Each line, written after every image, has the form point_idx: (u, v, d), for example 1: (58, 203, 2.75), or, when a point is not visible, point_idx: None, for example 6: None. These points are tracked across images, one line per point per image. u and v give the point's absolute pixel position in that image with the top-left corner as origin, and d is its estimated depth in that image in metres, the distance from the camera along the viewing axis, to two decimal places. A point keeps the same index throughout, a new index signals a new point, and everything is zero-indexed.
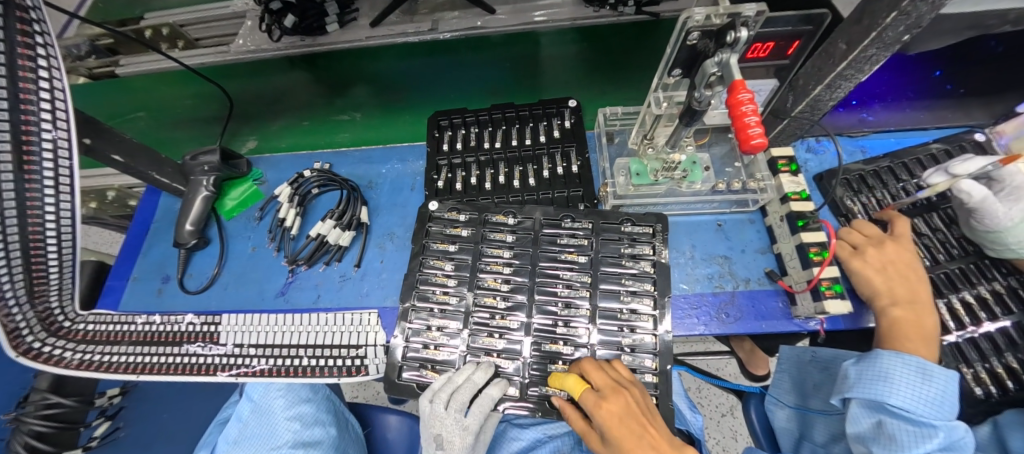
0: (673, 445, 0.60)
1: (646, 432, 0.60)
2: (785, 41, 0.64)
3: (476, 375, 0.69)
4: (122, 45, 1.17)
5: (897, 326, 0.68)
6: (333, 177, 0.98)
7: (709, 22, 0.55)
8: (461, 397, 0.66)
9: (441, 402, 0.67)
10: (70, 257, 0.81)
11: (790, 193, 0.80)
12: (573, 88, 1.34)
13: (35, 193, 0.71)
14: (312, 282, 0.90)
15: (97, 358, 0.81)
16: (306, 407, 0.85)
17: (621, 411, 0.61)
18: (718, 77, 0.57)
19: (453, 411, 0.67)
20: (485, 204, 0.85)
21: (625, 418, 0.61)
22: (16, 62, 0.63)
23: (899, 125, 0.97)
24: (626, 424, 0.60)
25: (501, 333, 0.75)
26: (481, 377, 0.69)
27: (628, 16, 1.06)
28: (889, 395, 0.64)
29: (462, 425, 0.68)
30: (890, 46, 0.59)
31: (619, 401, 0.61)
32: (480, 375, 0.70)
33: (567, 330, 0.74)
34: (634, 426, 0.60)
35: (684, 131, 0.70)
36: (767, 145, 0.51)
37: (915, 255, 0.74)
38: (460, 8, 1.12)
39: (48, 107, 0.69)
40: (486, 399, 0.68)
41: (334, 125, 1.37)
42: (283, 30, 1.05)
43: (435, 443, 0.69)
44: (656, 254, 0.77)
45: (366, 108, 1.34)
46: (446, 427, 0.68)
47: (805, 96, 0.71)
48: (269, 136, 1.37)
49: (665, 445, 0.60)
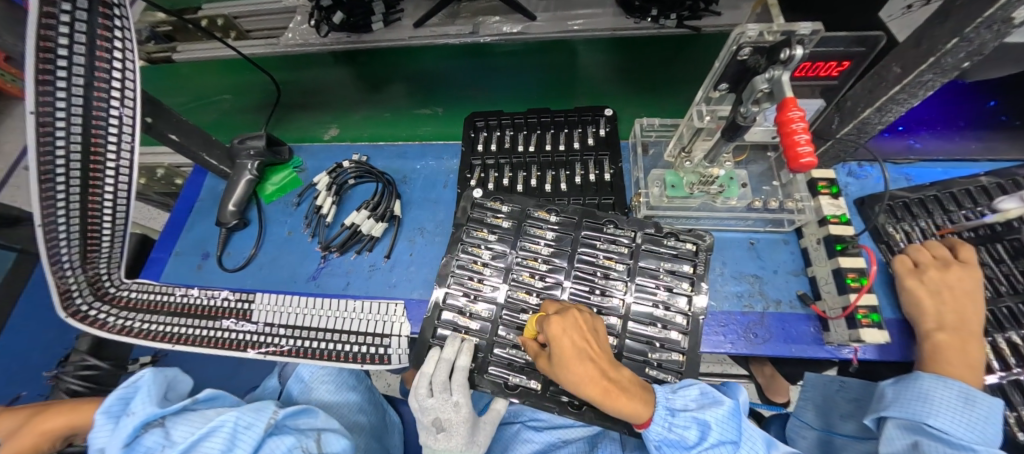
0: (612, 363, 0.63)
1: (587, 345, 0.61)
2: (835, 62, 0.63)
3: (446, 352, 0.71)
4: (179, 33, 1.27)
5: (937, 349, 0.67)
6: (370, 169, 1.00)
7: (762, 38, 0.54)
8: (440, 378, 0.69)
9: (424, 395, 0.70)
10: (122, 226, 0.86)
11: (829, 216, 0.78)
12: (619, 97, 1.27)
13: (99, 161, 0.77)
14: (343, 269, 0.93)
15: (136, 325, 0.85)
16: (351, 395, 0.89)
17: (567, 325, 0.62)
18: (766, 93, 0.55)
19: (438, 393, 0.69)
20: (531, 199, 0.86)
21: (570, 330, 0.62)
22: (96, 42, 0.68)
23: (948, 155, 0.92)
24: (570, 336, 0.61)
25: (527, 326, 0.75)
26: (449, 352, 0.71)
27: (668, 29, 1.11)
28: (928, 415, 0.63)
29: (452, 402, 0.70)
30: (948, 72, 0.58)
31: (569, 319, 0.63)
32: (450, 351, 0.72)
33: None
34: (575, 336, 0.61)
35: (725, 146, 0.69)
36: (817, 165, 0.48)
37: (980, 285, 0.70)
38: (502, 14, 1.16)
39: (118, 86, 0.73)
40: (460, 372, 0.70)
41: (415, 119, 1.28)
42: (331, 26, 1.11)
43: (435, 429, 0.71)
44: (695, 272, 0.76)
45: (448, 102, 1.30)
46: (440, 410, 0.70)
47: (852, 117, 0.71)
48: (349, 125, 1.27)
49: (603, 360, 0.62)
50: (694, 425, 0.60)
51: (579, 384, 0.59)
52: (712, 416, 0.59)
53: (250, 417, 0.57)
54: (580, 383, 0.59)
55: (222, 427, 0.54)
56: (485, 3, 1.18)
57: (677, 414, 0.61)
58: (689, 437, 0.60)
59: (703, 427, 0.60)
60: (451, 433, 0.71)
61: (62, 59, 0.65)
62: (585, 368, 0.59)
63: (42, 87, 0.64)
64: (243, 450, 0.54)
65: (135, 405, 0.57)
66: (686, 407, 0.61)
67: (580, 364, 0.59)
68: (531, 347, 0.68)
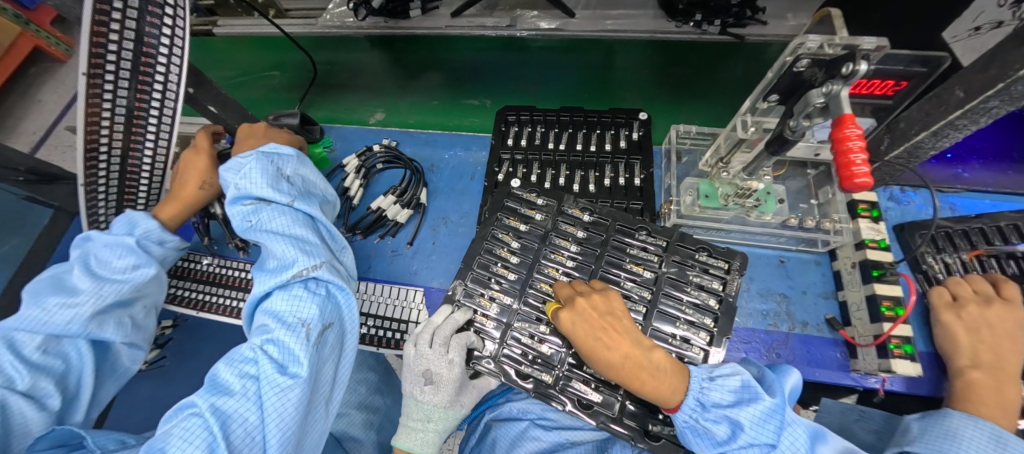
0: (640, 346, 0.62)
1: (601, 334, 0.63)
2: (895, 81, 0.60)
3: (457, 314, 0.73)
4: (221, 7, 1.31)
5: (968, 387, 0.64)
6: (399, 156, 1.00)
7: (822, 50, 0.52)
8: (443, 333, 0.70)
9: (425, 343, 0.70)
10: (156, 192, 0.89)
11: (867, 240, 0.76)
12: (657, 98, 1.26)
13: (140, 125, 0.78)
14: (365, 251, 0.94)
15: (166, 289, 0.89)
16: (370, 374, 0.99)
17: (577, 317, 0.65)
18: (820, 108, 0.53)
19: (436, 347, 0.69)
20: (565, 195, 0.86)
21: (578, 323, 0.64)
22: (147, 8, 0.68)
23: (999, 187, 0.89)
24: (581, 327, 0.64)
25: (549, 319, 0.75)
26: (461, 317, 0.73)
27: (711, 36, 1.10)
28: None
29: (447, 359, 0.70)
30: (1016, 100, 0.55)
31: (574, 310, 0.65)
32: (461, 315, 0.74)
33: None
34: (593, 326, 0.63)
35: (766, 160, 0.67)
36: (872, 185, 0.46)
37: None
38: (541, 9, 1.15)
39: (164, 53, 0.74)
40: (464, 338, 0.71)
41: (464, 110, 1.28)
42: (370, 10, 1.12)
43: (424, 379, 0.72)
44: (724, 291, 0.74)
45: (496, 94, 1.30)
46: (433, 363, 0.70)
47: (904, 140, 0.68)
48: (397, 112, 1.27)
49: (626, 344, 0.62)
50: (726, 421, 0.59)
51: (607, 371, 0.63)
52: (746, 417, 0.58)
53: (293, 257, 0.68)
54: (606, 369, 0.62)
55: (279, 243, 0.69)
56: None
57: (710, 409, 0.60)
58: (717, 433, 0.58)
59: (735, 426, 0.58)
60: (440, 387, 0.72)
61: (115, 22, 0.66)
62: (606, 356, 0.62)
63: (95, 49, 0.65)
64: (274, 279, 0.67)
65: (257, 171, 0.74)
66: (721, 402, 0.60)
67: (599, 353, 0.62)
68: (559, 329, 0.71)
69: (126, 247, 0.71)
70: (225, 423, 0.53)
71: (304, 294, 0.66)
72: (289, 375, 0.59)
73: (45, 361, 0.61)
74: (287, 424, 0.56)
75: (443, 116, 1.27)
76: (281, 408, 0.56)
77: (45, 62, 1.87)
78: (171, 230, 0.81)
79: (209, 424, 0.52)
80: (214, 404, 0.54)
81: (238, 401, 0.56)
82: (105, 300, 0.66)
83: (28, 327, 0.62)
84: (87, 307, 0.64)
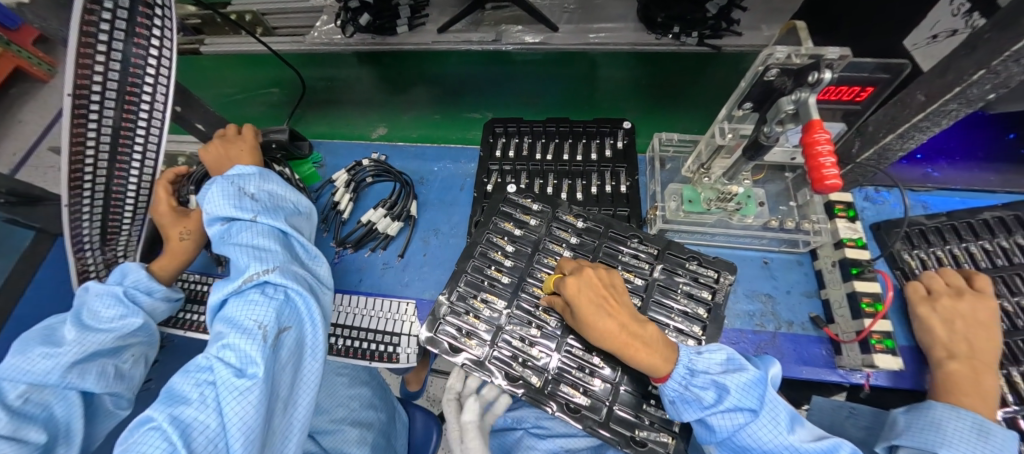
0: (635, 320, 0.65)
1: (604, 301, 0.64)
2: (860, 87, 0.63)
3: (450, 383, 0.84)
4: (207, 26, 1.32)
5: (948, 378, 0.66)
6: (389, 169, 1.01)
7: (789, 60, 0.55)
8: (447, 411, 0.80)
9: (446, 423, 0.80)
10: (142, 211, 0.88)
11: (845, 239, 0.78)
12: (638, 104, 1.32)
13: (126, 144, 0.78)
14: (355, 265, 0.94)
15: None
16: (364, 389, 0.99)
17: (583, 283, 0.65)
18: (791, 115, 0.56)
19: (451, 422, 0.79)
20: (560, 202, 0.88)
21: (584, 289, 0.64)
22: (134, 30, 0.69)
23: (967, 185, 0.93)
24: (586, 293, 0.64)
25: (540, 322, 0.76)
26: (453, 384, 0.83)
27: (689, 47, 1.13)
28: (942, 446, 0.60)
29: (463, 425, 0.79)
30: (973, 103, 0.58)
31: (581, 277, 0.66)
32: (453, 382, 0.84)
33: (598, 360, 0.73)
34: (597, 294, 0.65)
35: (744, 164, 0.70)
36: (841, 187, 0.48)
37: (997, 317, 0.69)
38: (524, 23, 1.19)
39: (152, 73, 0.75)
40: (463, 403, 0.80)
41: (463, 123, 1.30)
42: (357, 27, 1.14)
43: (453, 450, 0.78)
44: (712, 300, 0.76)
45: (493, 108, 1.34)
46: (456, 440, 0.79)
47: (873, 143, 0.71)
48: (400, 127, 1.28)
49: (624, 316, 0.64)
50: (712, 387, 0.61)
51: (602, 339, 0.63)
52: (733, 383, 0.59)
53: (247, 263, 0.69)
54: (603, 338, 0.63)
55: (239, 250, 0.70)
56: (510, 12, 1.21)
57: (697, 374, 0.62)
58: (705, 398, 0.61)
59: (721, 390, 0.60)
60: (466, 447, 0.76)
61: (102, 44, 0.66)
62: (606, 324, 0.63)
63: (81, 71, 0.66)
64: (230, 286, 0.68)
65: (215, 190, 0.76)
66: (709, 370, 0.62)
67: (599, 320, 0.63)
68: (558, 301, 0.71)
69: (115, 296, 0.72)
70: (184, 431, 0.53)
71: (258, 300, 0.66)
72: (246, 377, 0.58)
73: (21, 413, 0.58)
74: (247, 427, 0.54)
75: (444, 129, 1.28)
76: (238, 410, 0.55)
77: (27, 83, 1.86)
78: (166, 283, 0.81)
79: (168, 435, 0.52)
80: (171, 415, 0.54)
81: (198, 408, 0.56)
82: (87, 350, 0.65)
83: (11, 376, 0.60)
84: (65, 356, 0.63)
